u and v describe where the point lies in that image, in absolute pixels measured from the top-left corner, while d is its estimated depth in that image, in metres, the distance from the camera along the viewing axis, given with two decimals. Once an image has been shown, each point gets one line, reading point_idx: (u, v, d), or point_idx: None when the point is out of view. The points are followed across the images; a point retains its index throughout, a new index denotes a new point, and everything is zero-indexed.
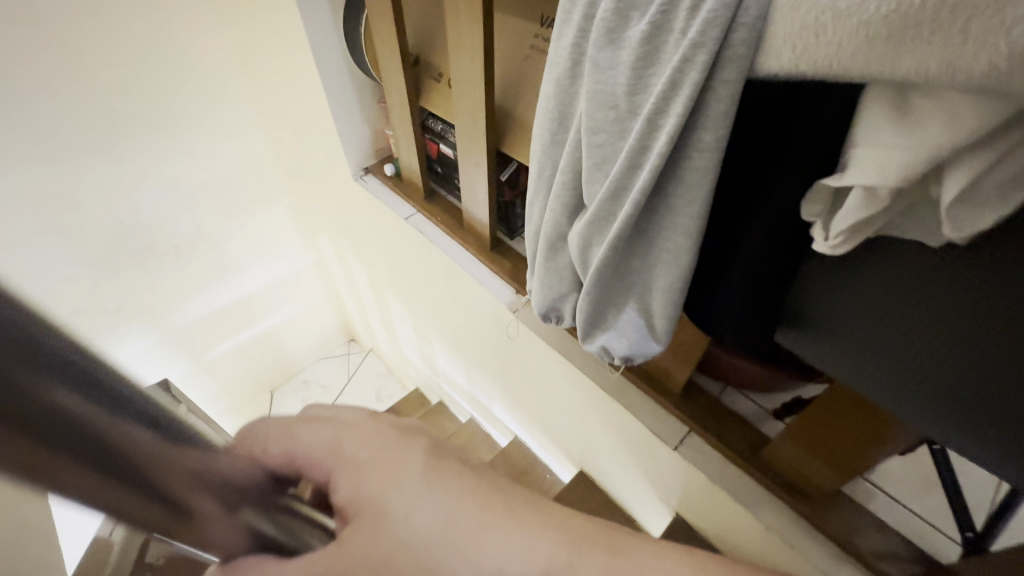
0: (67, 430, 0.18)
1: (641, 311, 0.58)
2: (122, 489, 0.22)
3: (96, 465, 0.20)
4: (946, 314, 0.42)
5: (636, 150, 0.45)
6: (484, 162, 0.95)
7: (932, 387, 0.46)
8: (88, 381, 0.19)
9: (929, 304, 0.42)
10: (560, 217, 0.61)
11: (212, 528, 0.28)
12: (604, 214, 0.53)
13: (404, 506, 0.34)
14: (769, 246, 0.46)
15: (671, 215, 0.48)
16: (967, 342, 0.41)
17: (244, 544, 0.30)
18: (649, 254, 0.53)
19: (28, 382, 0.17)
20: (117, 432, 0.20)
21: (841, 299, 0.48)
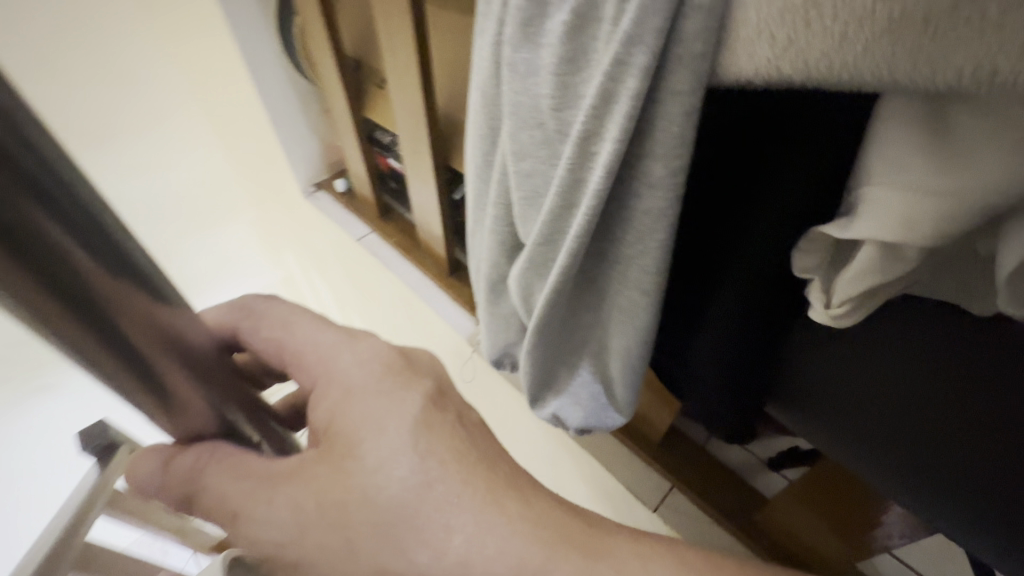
0: (55, 261, 0.19)
1: (597, 375, 0.47)
2: (95, 335, 0.22)
3: (70, 305, 0.20)
4: (971, 407, 0.30)
5: (568, 183, 0.33)
6: (431, 181, 0.84)
7: (972, 510, 0.33)
8: (100, 239, 0.20)
9: (947, 392, 0.31)
10: (499, 256, 0.50)
11: (183, 403, 0.27)
12: (542, 259, 0.41)
13: (379, 455, 0.29)
14: (757, 307, 0.34)
15: (622, 266, 0.36)
16: (997, 447, 0.30)
17: (208, 425, 0.30)
18: (601, 309, 0.41)
19: (25, 215, 0.17)
20: (109, 284, 0.21)
21: (834, 377, 0.36)
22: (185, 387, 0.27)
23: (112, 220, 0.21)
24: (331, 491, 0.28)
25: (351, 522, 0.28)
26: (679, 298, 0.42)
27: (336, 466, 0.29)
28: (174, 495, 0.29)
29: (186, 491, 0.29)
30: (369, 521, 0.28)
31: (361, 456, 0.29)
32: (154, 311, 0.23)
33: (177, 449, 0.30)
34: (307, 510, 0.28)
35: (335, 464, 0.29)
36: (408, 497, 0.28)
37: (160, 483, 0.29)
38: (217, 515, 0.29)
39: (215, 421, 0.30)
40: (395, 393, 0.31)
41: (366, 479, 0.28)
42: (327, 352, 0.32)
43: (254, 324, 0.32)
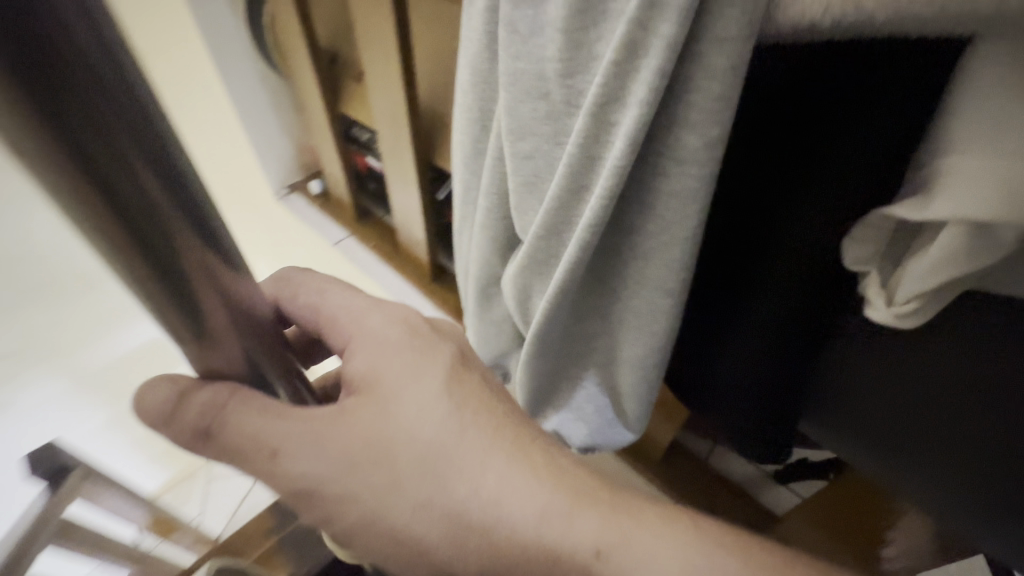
0: (124, 187, 0.15)
1: (605, 387, 0.41)
2: (161, 288, 0.18)
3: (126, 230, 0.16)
4: None
5: (580, 163, 0.28)
6: (414, 179, 0.78)
7: None
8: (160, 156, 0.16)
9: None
10: (491, 256, 0.44)
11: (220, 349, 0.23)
12: (544, 255, 0.36)
13: (418, 403, 0.27)
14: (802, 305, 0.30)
15: (640, 262, 0.31)
16: None
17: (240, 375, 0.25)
18: (612, 312, 0.36)
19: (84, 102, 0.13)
20: (180, 241, 0.18)
21: (872, 391, 0.31)
22: (230, 342, 0.22)
23: (206, 190, 0.19)
24: (371, 434, 0.26)
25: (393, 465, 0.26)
26: (697, 298, 0.37)
27: (379, 411, 0.27)
28: (190, 434, 0.25)
29: (200, 426, 0.25)
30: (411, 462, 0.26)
31: (402, 403, 0.27)
32: (232, 284, 0.21)
33: (195, 388, 0.25)
34: (353, 451, 0.26)
35: (378, 410, 0.27)
36: (445, 442, 0.26)
37: (178, 421, 0.25)
38: (249, 455, 0.26)
39: (249, 370, 0.25)
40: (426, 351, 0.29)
41: (407, 425, 0.26)
42: (367, 310, 0.30)
43: (290, 290, 0.30)
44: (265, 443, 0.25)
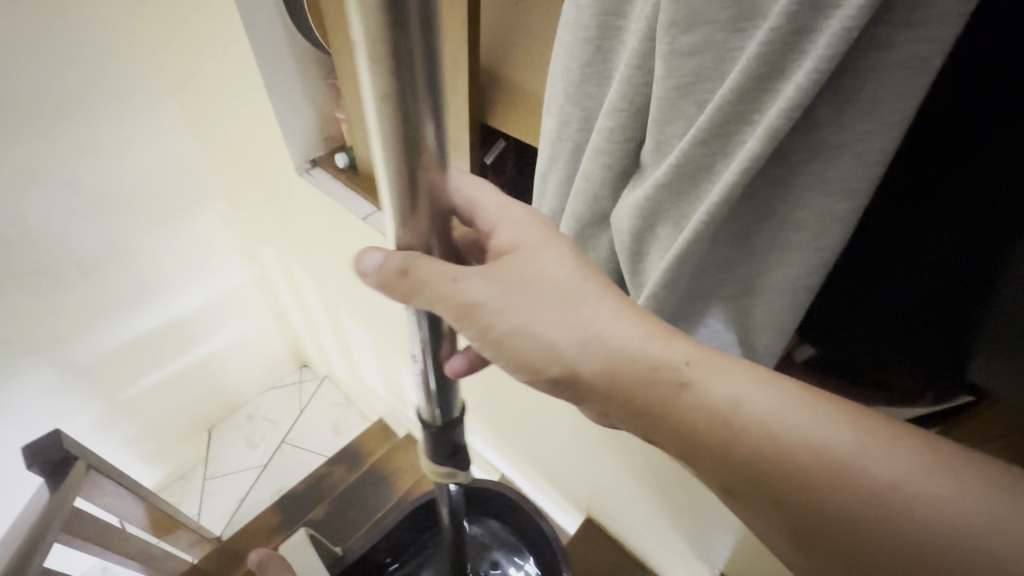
0: None
1: (736, 322, 0.39)
2: None
3: None
4: None
5: (780, 41, 0.26)
6: (465, 139, 0.74)
7: None
8: None
9: None
10: (601, 187, 0.41)
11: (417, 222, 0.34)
12: (692, 170, 0.33)
13: (552, 260, 0.40)
14: (1005, 195, 0.29)
15: (822, 160, 0.29)
16: None
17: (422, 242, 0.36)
18: (763, 228, 0.33)
19: None
20: None
21: None
22: (423, 216, 0.34)
23: None
24: (518, 272, 0.40)
25: (534, 289, 0.40)
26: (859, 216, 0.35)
27: (523, 260, 0.41)
28: (389, 272, 0.38)
29: (402, 265, 0.37)
30: (547, 287, 0.40)
31: (540, 260, 0.40)
32: (430, 174, 0.31)
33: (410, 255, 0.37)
34: (509, 282, 0.40)
35: (523, 259, 0.41)
36: (573, 284, 0.40)
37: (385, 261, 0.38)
38: (433, 287, 0.37)
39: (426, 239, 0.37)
40: (552, 236, 0.42)
41: (539, 266, 0.40)
42: (506, 205, 0.43)
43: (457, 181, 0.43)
44: (449, 273, 0.38)
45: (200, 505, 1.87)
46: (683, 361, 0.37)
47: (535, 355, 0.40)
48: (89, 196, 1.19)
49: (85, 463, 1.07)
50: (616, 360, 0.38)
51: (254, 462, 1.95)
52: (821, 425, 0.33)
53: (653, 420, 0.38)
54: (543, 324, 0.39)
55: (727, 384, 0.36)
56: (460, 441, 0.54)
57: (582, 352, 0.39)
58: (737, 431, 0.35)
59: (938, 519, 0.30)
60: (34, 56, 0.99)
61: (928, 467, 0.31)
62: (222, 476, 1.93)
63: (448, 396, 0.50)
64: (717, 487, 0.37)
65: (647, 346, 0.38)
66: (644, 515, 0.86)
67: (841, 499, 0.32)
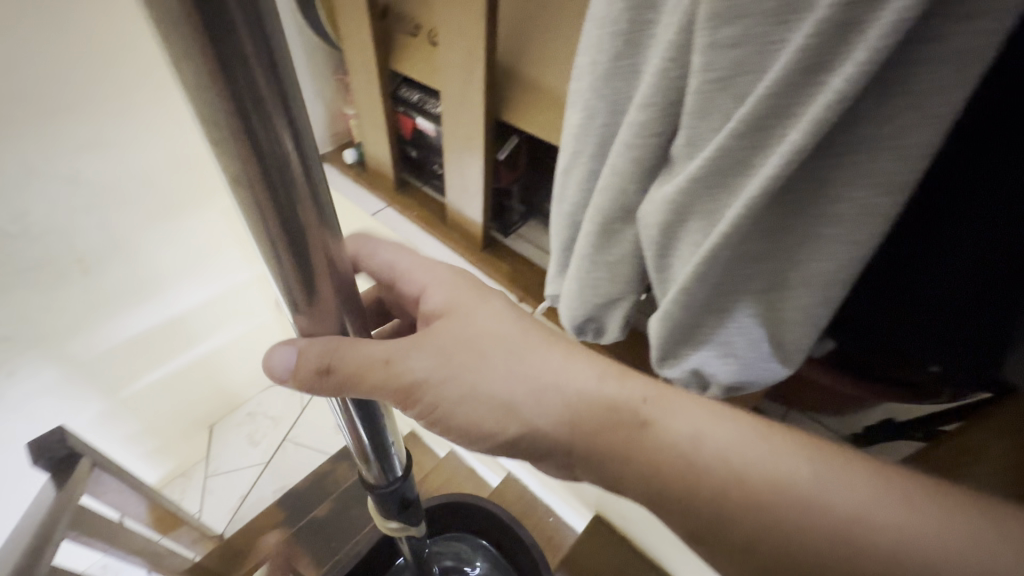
0: None
1: (763, 318, 0.39)
2: None
3: None
4: None
5: (828, 34, 0.26)
6: (479, 135, 0.74)
7: None
8: None
9: None
10: (629, 180, 0.41)
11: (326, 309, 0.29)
12: (726, 167, 0.33)
13: (488, 314, 0.42)
14: None
15: (861, 160, 0.29)
16: None
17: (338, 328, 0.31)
18: (794, 229, 0.34)
19: None
20: None
21: None
22: (332, 299, 0.29)
23: None
24: (456, 333, 0.40)
25: (479, 349, 0.40)
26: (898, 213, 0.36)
27: (458, 321, 0.41)
28: (310, 369, 0.33)
29: (326, 361, 0.32)
30: (490, 342, 0.40)
31: (477, 315, 0.42)
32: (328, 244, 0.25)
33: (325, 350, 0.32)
34: (448, 348, 0.40)
35: (458, 321, 0.41)
36: (516, 333, 0.41)
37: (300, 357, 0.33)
38: (370, 374, 0.34)
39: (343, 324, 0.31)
40: (481, 295, 0.44)
41: (478, 322, 0.41)
42: (427, 272, 0.46)
43: (370, 252, 0.47)
44: (379, 359, 0.35)
45: (202, 503, 1.87)
46: (640, 399, 0.38)
47: (491, 419, 0.39)
48: (92, 192, 1.17)
49: (90, 461, 1.05)
50: (575, 401, 0.38)
51: (256, 460, 1.95)
52: (781, 463, 0.34)
53: (615, 466, 0.37)
54: (496, 382, 0.39)
55: (685, 421, 0.36)
56: (410, 493, 0.47)
57: (536, 407, 0.38)
58: (699, 473, 0.35)
59: (905, 551, 0.31)
60: (39, 48, 0.96)
61: (877, 496, 0.32)
62: (224, 474, 1.92)
63: (389, 456, 0.42)
64: (681, 528, 0.36)
65: (603, 387, 0.38)
66: (653, 511, 0.86)
67: (807, 538, 0.32)
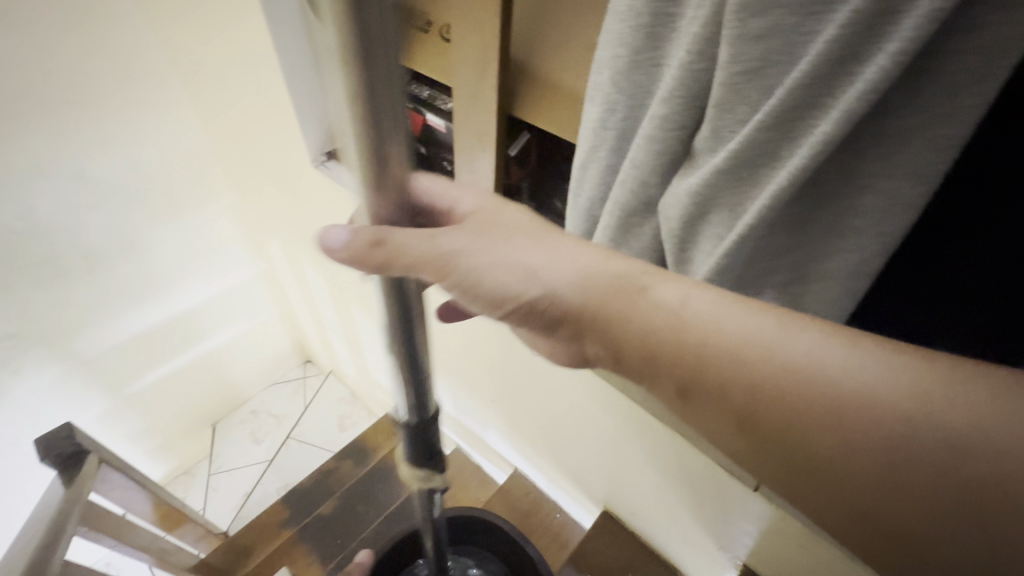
0: None
1: (787, 310, 0.39)
2: None
3: None
4: None
5: (862, 26, 0.26)
6: (491, 130, 0.74)
7: None
8: None
9: None
10: (650, 174, 0.41)
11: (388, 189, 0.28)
12: (752, 155, 0.33)
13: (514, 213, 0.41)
14: None
15: (891, 152, 0.29)
16: None
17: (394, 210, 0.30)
18: (820, 216, 0.34)
19: None
20: None
21: None
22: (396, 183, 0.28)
23: None
24: (486, 223, 0.40)
25: (509, 236, 0.39)
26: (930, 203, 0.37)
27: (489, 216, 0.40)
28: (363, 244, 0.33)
29: (378, 235, 0.32)
30: (517, 231, 0.39)
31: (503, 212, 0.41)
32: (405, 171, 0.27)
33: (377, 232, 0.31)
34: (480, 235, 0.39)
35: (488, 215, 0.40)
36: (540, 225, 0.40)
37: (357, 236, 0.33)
38: (413, 251, 0.34)
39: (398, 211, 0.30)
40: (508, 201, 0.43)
41: (505, 217, 0.40)
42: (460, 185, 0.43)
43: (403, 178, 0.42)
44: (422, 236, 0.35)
45: (205, 500, 1.85)
46: (640, 271, 0.37)
47: (512, 283, 0.38)
48: (97, 188, 1.16)
49: (95, 457, 1.05)
50: (574, 271, 0.38)
51: (259, 458, 1.94)
52: (772, 323, 0.34)
53: (609, 328, 0.37)
54: (517, 253, 0.38)
55: (679, 288, 0.36)
56: (439, 441, 0.46)
57: (550, 273, 0.38)
58: (688, 329, 0.35)
59: (890, 397, 0.30)
60: (45, 44, 0.96)
61: (868, 351, 0.31)
62: (227, 472, 1.92)
63: (424, 389, 0.42)
64: (671, 393, 0.36)
65: (606, 262, 0.38)
66: (664, 508, 0.86)
67: (794, 386, 0.32)
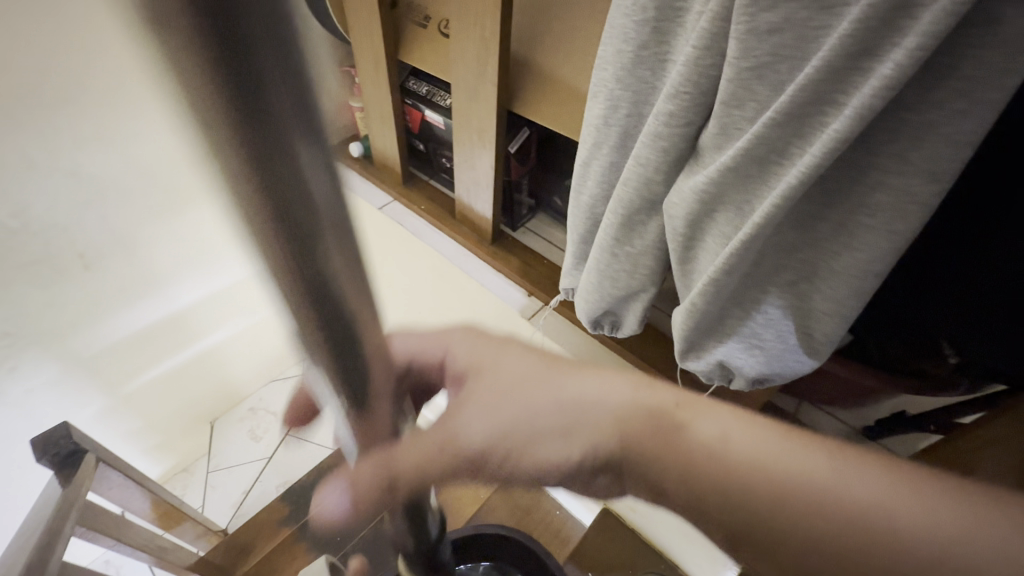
0: None
1: (795, 310, 0.39)
2: None
3: None
4: None
5: (877, 21, 0.25)
6: (492, 127, 0.73)
7: None
8: None
9: None
10: (655, 172, 0.41)
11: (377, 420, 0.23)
12: (763, 158, 0.33)
13: (517, 354, 0.36)
14: None
15: (906, 145, 0.28)
16: None
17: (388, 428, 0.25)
18: (833, 215, 0.33)
19: None
20: None
21: None
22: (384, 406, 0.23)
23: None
24: (492, 383, 0.35)
25: (527, 388, 0.34)
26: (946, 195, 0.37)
27: (489, 370, 0.36)
28: (373, 489, 0.28)
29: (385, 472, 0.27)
30: (529, 377, 0.35)
31: (503, 358, 0.36)
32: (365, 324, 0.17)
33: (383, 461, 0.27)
34: (494, 398, 0.34)
35: (489, 370, 0.36)
36: (553, 365, 0.35)
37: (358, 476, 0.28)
38: (430, 463, 0.29)
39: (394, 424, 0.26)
40: (500, 340, 0.37)
41: (509, 365, 0.35)
42: (444, 334, 0.38)
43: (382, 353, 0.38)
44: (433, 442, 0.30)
45: (204, 498, 1.85)
46: (672, 404, 0.33)
47: (553, 452, 0.34)
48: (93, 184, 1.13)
49: (94, 456, 1.04)
50: (603, 411, 0.34)
51: (259, 454, 1.94)
52: (822, 465, 0.30)
53: (647, 469, 0.33)
54: (541, 412, 0.34)
55: (713, 421, 0.32)
56: (443, 548, 0.43)
57: (580, 425, 0.34)
58: (729, 472, 0.31)
59: (970, 561, 0.26)
60: None
61: (930, 499, 0.28)
62: (226, 469, 1.92)
63: (428, 522, 0.37)
64: (717, 535, 0.33)
65: (635, 396, 0.34)
66: None
67: (859, 545, 0.28)
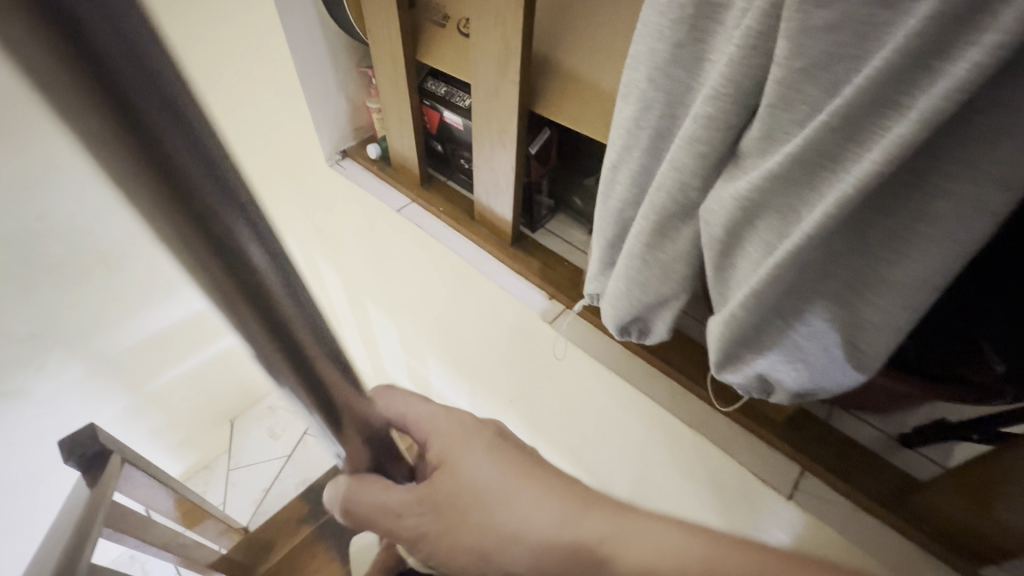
0: None
1: (841, 324, 0.37)
2: None
3: None
4: None
5: (950, 19, 0.23)
6: (513, 128, 0.71)
7: None
8: None
9: None
10: (692, 176, 0.39)
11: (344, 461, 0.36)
12: (813, 166, 0.31)
13: (471, 466, 0.39)
14: None
15: (983, 150, 0.26)
16: None
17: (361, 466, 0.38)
18: (889, 224, 0.31)
19: None
20: None
21: None
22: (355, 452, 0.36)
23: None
24: (447, 488, 0.39)
25: (463, 505, 0.38)
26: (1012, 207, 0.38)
27: (450, 474, 0.40)
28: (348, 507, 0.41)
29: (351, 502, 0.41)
30: (472, 496, 0.38)
31: (463, 463, 0.40)
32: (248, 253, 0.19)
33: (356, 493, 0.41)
34: (442, 504, 0.39)
35: (449, 473, 0.40)
36: (493, 485, 0.38)
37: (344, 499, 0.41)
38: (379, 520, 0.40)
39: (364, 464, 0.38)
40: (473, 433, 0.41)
41: (466, 477, 0.39)
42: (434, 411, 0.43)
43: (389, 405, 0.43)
44: (388, 508, 0.40)
45: (226, 495, 1.87)
46: (596, 539, 0.35)
47: (469, 560, 0.38)
48: None
49: (120, 456, 1.05)
50: (527, 544, 0.36)
51: (278, 453, 1.95)
52: None
53: None
54: (470, 531, 0.37)
55: (637, 557, 0.34)
56: None
57: (504, 549, 0.36)
58: None
59: None
60: None
61: None
62: (245, 467, 1.94)
63: None
64: None
65: (561, 530, 0.35)
66: None
67: None
